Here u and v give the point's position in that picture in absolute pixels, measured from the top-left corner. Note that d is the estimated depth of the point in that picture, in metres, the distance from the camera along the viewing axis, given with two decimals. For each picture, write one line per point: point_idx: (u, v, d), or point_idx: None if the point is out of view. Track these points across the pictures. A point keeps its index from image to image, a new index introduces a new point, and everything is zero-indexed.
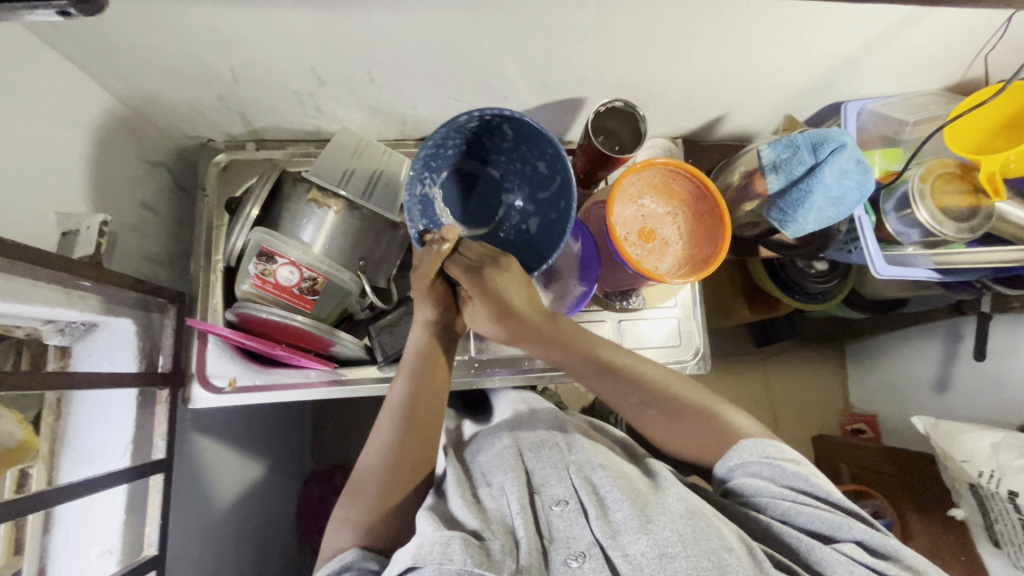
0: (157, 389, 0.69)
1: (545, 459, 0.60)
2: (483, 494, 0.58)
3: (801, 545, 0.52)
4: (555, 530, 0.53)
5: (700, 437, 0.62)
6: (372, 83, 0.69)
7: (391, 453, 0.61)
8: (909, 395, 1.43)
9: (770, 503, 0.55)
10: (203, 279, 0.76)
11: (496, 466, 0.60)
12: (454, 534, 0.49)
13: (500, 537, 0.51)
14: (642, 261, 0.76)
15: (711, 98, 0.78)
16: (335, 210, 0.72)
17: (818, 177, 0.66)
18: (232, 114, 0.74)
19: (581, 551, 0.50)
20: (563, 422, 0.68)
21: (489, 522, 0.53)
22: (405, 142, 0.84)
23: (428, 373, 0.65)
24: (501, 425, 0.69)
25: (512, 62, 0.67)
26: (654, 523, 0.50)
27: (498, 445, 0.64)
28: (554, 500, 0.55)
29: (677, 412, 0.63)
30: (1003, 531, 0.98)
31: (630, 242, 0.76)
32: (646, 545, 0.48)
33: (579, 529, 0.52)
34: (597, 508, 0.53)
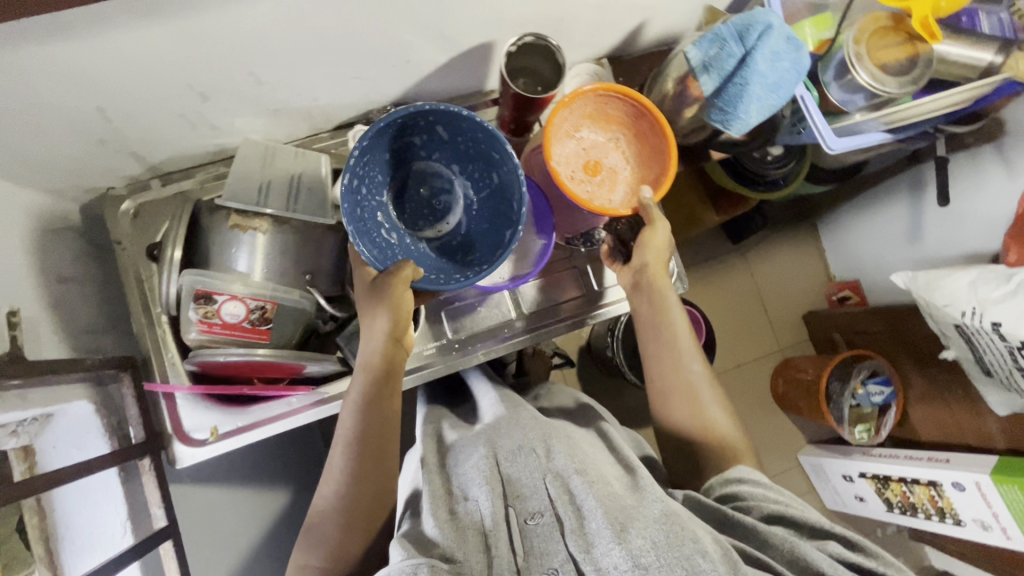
0: (139, 460, 0.67)
1: (522, 466, 0.60)
2: (460, 508, 0.58)
3: (785, 542, 0.53)
4: (532, 544, 0.54)
5: (678, 408, 0.74)
6: (259, 84, 0.62)
7: (350, 485, 0.63)
8: (886, 254, 1.45)
9: (756, 505, 0.60)
10: (151, 336, 0.71)
11: (472, 479, 0.60)
12: (420, 562, 0.47)
13: (473, 553, 0.52)
14: (595, 197, 0.72)
15: (626, 7, 0.72)
16: (263, 229, 0.67)
17: (751, 66, 0.62)
18: (120, 155, 0.67)
19: (553, 568, 0.51)
20: (541, 422, 0.67)
21: (463, 541, 0.53)
22: (320, 136, 0.77)
23: (382, 397, 0.66)
24: (479, 431, 0.68)
25: (403, 22, 0.61)
26: (627, 530, 0.49)
27: (474, 455, 0.63)
28: (530, 513, 0.56)
29: (671, 386, 0.74)
30: (994, 359, 1.02)
31: (580, 180, 0.71)
32: (619, 557, 0.48)
33: (554, 544, 0.52)
34: (573, 520, 0.53)
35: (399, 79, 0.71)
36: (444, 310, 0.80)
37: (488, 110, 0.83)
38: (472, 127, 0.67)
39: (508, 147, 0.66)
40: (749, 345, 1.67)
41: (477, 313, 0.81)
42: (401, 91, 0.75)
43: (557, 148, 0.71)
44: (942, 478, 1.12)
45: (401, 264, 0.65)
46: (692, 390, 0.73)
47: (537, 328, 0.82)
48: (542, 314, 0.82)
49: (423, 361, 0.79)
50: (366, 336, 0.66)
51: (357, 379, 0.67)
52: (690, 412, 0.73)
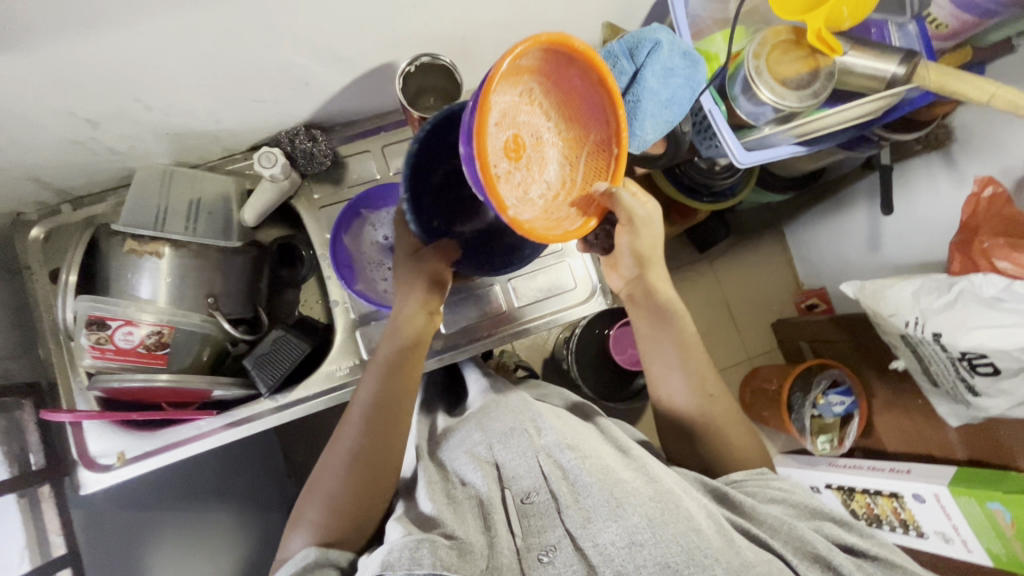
0: (38, 487, 0.67)
1: (513, 449, 0.62)
2: (458, 491, 0.61)
3: (780, 522, 0.55)
4: (530, 523, 0.55)
5: (687, 392, 0.71)
6: (149, 109, 0.62)
7: (362, 449, 0.61)
8: (847, 261, 1.44)
9: (758, 488, 0.61)
10: (60, 361, 0.72)
11: (467, 464, 0.62)
12: (422, 538, 0.50)
13: (473, 535, 0.54)
14: (532, 184, 0.55)
15: (530, 25, 0.73)
16: (164, 253, 0.67)
17: (642, 82, 0.62)
18: (22, 181, 0.67)
19: (552, 544, 0.53)
20: (527, 401, 0.68)
21: (462, 523, 0.55)
22: (234, 157, 0.77)
23: (405, 369, 0.66)
24: (473, 417, 0.70)
25: (290, 48, 0.61)
26: (624, 508, 0.51)
27: (470, 440, 0.65)
28: (524, 492, 0.58)
29: (678, 369, 0.71)
30: (939, 370, 0.99)
31: (509, 173, 0.52)
32: (615, 533, 0.50)
33: (551, 521, 0.54)
34: (569, 495, 0.55)
35: (304, 100, 0.71)
36: (360, 329, 0.77)
37: (406, 128, 0.83)
38: None
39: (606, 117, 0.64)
40: (716, 353, 1.66)
41: None
42: (310, 112, 0.75)
43: (487, 142, 0.49)
44: (900, 488, 0.99)
45: (446, 244, 0.70)
46: (698, 371, 0.71)
47: (455, 347, 0.82)
48: (461, 333, 0.82)
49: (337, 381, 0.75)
50: (403, 302, 0.68)
51: (384, 346, 0.67)
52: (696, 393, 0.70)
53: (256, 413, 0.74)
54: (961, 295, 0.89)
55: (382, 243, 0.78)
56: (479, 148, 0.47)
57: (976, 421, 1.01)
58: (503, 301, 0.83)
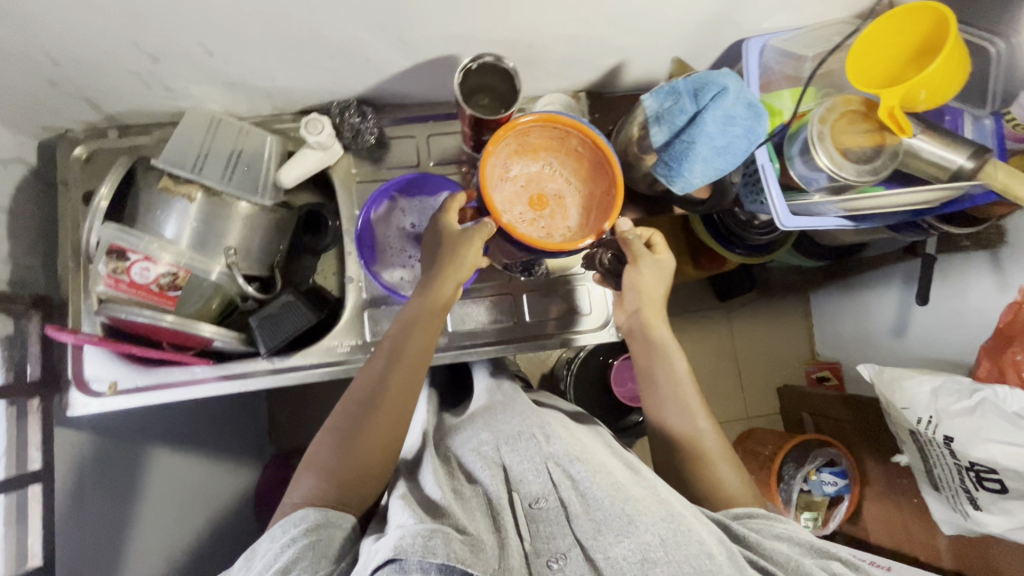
0: (29, 399, 0.67)
1: (522, 452, 0.61)
2: (466, 490, 0.60)
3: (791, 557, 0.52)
4: (539, 531, 0.53)
5: (672, 414, 0.71)
6: (212, 56, 0.63)
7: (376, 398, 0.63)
8: (869, 342, 1.40)
9: (765, 527, 0.58)
10: (75, 279, 0.73)
11: (478, 465, 0.62)
12: (436, 529, 0.49)
13: (484, 529, 0.54)
14: (551, 230, 0.71)
15: (599, 44, 0.72)
16: (197, 199, 0.68)
17: (700, 125, 0.60)
18: (75, 99, 0.68)
19: (562, 552, 0.51)
20: (542, 412, 0.67)
21: (473, 522, 0.54)
22: (282, 117, 0.77)
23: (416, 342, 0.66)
24: (481, 416, 0.70)
25: (359, 23, 0.61)
26: (635, 525, 0.49)
27: (478, 441, 0.65)
28: (533, 498, 0.56)
29: (665, 391, 0.71)
30: (943, 475, 0.96)
31: (531, 218, 0.70)
32: (628, 548, 0.48)
33: (559, 528, 0.53)
34: (579, 505, 0.53)
35: (361, 76, 0.71)
36: (368, 310, 0.77)
37: (456, 122, 0.83)
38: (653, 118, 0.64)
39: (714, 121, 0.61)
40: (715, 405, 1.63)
41: None
42: (366, 88, 0.75)
43: (495, 199, 0.69)
44: None
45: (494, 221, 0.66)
46: (687, 399, 0.70)
47: (458, 348, 0.80)
48: (466, 334, 0.81)
49: (335, 358, 0.75)
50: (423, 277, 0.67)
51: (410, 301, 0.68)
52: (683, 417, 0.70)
53: (251, 371, 0.74)
54: (982, 403, 0.86)
55: (407, 230, 0.77)
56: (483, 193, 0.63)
57: (972, 535, 0.97)
58: (516, 313, 0.82)
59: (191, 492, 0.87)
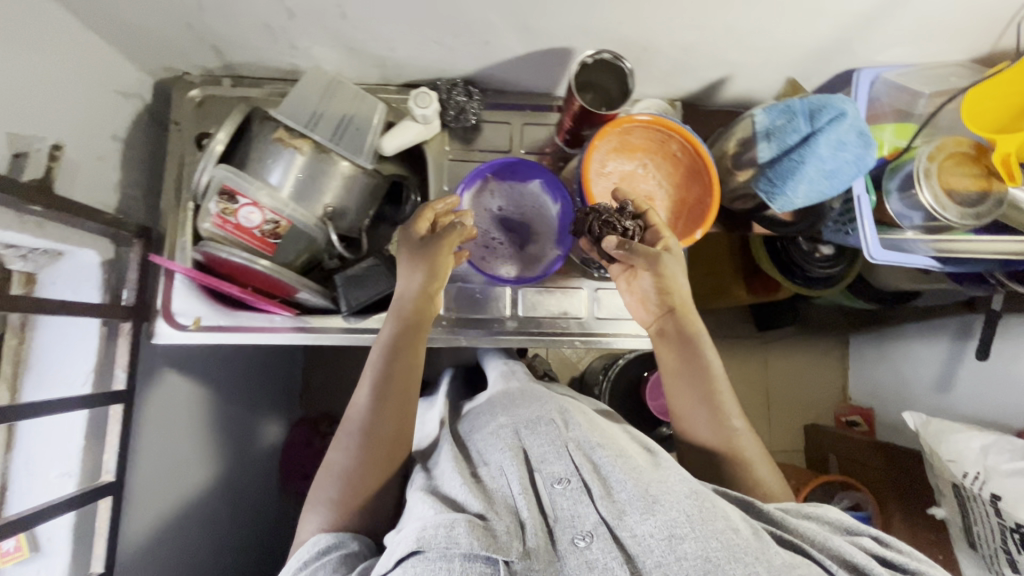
0: (120, 322, 0.70)
1: (543, 436, 0.60)
2: (481, 473, 0.59)
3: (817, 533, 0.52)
4: (559, 509, 0.53)
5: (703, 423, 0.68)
6: (344, 19, 0.65)
7: (376, 421, 0.63)
8: (908, 392, 1.38)
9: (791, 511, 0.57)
10: (174, 216, 0.76)
11: (493, 445, 0.61)
12: (457, 518, 0.50)
13: (505, 516, 0.51)
14: None
15: (711, 55, 0.73)
16: (303, 151, 0.69)
17: (812, 146, 0.61)
18: (204, 45, 0.71)
19: (588, 531, 0.50)
20: (558, 397, 0.68)
21: (493, 504, 0.53)
22: (387, 88, 0.80)
23: (408, 347, 0.67)
24: (496, 401, 0.71)
25: (493, 3, 0.62)
26: (659, 503, 0.49)
27: (493, 423, 0.65)
28: (554, 478, 0.55)
29: (695, 392, 0.68)
30: (982, 533, 0.95)
31: None
32: (654, 526, 0.48)
33: (584, 507, 0.52)
34: (601, 487, 0.53)
35: (475, 57, 0.73)
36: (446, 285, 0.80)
37: (551, 115, 0.84)
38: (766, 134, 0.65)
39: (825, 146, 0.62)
40: None
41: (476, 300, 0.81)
42: (474, 70, 0.77)
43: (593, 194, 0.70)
44: None
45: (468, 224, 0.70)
46: (716, 397, 0.68)
47: (526, 333, 0.81)
48: (534, 322, 0.81)
49: None
50: (405, 283, 0.69)
51: (388, 322, 0.68)
52: (712, 416, 0.67)
53: (327, 327, 0.76)
54: None
55: (494, 213, 0.78)
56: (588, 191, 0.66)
57: None
58: (585, 307, 0.82)
59: (208, 453, 0.89)
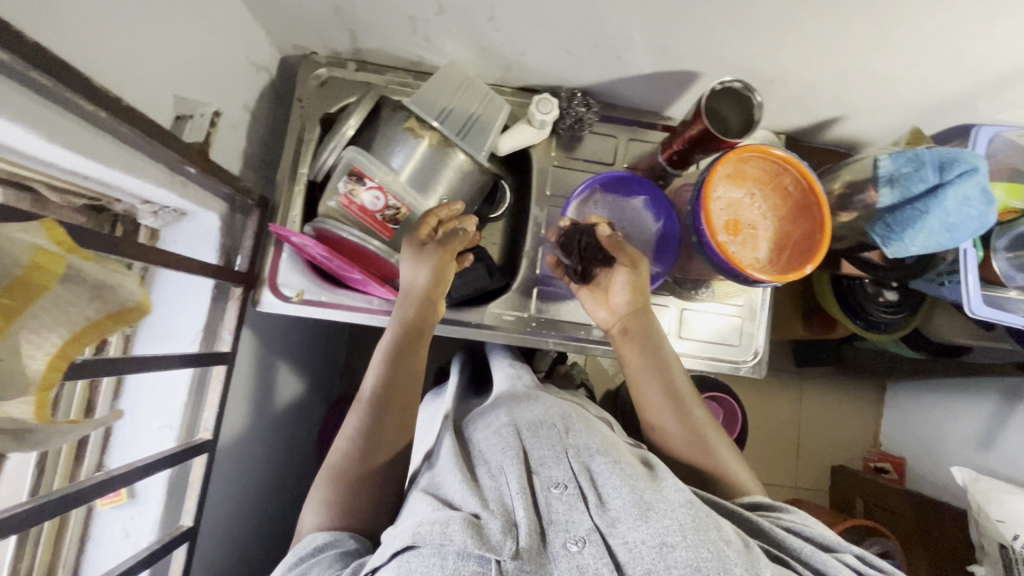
0: (232, 287, 0.72)
1: (543, 439, 0.60)
2: (481, 473, 0.58)
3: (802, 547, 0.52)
4: (554, 513, 0.52)
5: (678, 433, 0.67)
6: (490, 21, 0.67)
7: (375, 422, 0.62)
8: (944, 445, 1.37)
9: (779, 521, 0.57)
10: (287, 189, 0.78)
11: (495, 445, 0.60)
12: (454, 516, 0.50)
13: (498, 517, 0.51)
14: (738, 256, 0.71)
15: (833, 95, 0.74)
16: (428, 142, 0.71)
17: (940, 198, 0.62)
18: (342, 29, 0.73)
19: (581, 536, 0.50)
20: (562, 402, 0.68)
21: (487, 502, 0.53)
22: (502, 90, 0.82)
23: (406, 349, 0.66)
24: (500, 401, 0.70)
25: (640, 21, 0.64)
26: (653, 511, 0.50)
27: (497, 422, 0.65)
28: (552, 482, 0.55)
29: (669, 403, 0.68)
30: None
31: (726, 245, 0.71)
32: (645, 533, 0.48)
33: (578, 513, 0.52)
34: (594, 497, 0.53)
35: (600, 70, 0.75)
36: (537, 287, 0.82)
37: (655, 133, 0.85)
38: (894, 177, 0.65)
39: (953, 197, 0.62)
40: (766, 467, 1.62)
41: (566, 304, 0.82)
42: (593, 82, 0.78)
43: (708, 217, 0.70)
44: None
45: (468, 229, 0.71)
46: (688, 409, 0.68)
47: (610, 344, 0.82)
48: None
49: (496, 322, 0.80)
50: (411, 275, 0.68)
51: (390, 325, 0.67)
52: (686, 425, 0.67)
53: None
54: None
55: (595, 223, 0.79)
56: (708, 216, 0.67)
57: None
58: (667, 325, 0.84)
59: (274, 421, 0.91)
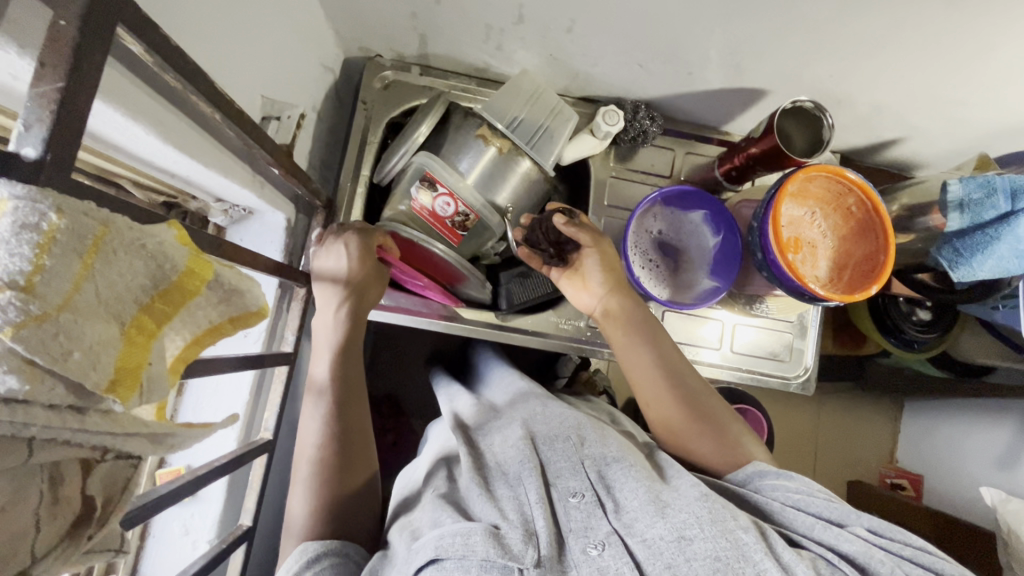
0: (296, 287, 0.70)
1: (559, 451, 0.60)
2: (498, 491, 0.57)
3: (809, 524, 0.51)
4: (572, 521, 0.52)
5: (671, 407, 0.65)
6: (568, 32, 0.67)
7: (331, 422, 0.60)
8: (966, 465, 1.37)
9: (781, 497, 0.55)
10: (349, 191, 0.78)
11: (513, 456, 0.60)
12: (476, 526, 0.49)
13: (517, 527, 0.51)
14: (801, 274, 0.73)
15: (898, 117, 0.74)
16: (499, 149, 0.71)
17: (1012, 226, 0.62)
18: (414, 34, 0.73)
19: (601, 540, 0.50)
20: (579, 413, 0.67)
21: (507, 513, 0.53)
22: (564, 98, 0.82)
23: (353, 343, 0.63)
24: (517, 416, 0.69)
25: (719, 39, 0.64)
26: (670, 508, 0.51)
27: (514, 434, 0.64)
28: (570, 492, 0.55)
29: (671, 389, 0.65)
30: None
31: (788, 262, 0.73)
32: (664, 528, 0.49)
33: (596, 519, 0.52)
34: (611, 503, 0.54)
35: (668, 84, 0.75)
36: None
37: (713, 147, 0.86)
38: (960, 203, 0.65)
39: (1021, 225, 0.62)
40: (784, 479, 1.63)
41: None
42: (657, 95, 0.79)
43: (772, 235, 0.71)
44: None
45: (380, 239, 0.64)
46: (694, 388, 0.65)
47: None
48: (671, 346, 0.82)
49: (552, 330, 0.79)
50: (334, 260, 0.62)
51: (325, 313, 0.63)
52: (676, 397, 0.64)
53: (479, 321, 0.78)
54: None
55: (653, 235, 0.80)
56: (776, 236, 0.67)
57: None
58: (719, 338, 0.84)
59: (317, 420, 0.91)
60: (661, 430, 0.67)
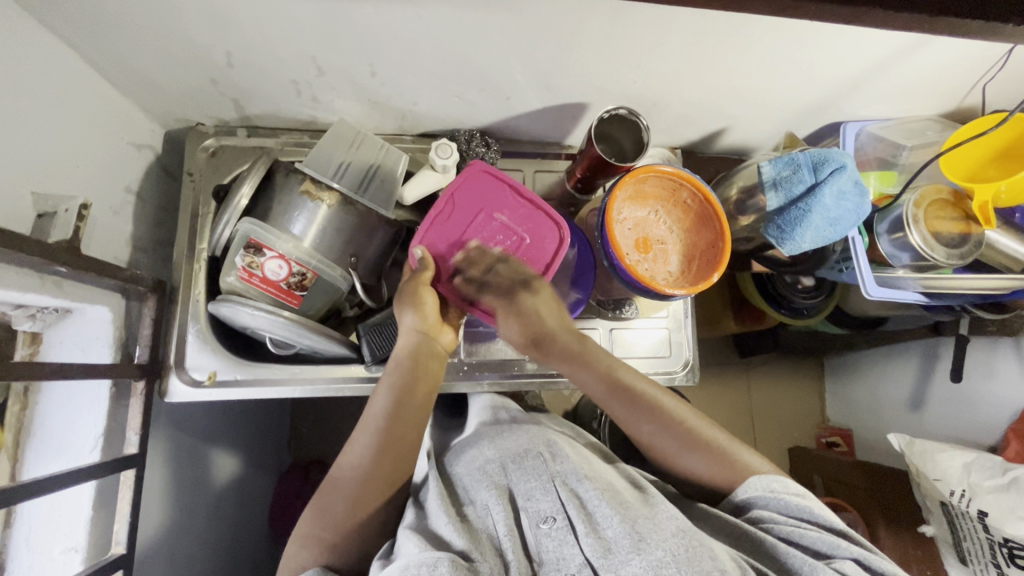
0: (134, 381, 0.66)
1: (529, 470, 0.60)
2: (469, 512, 0.58)
3: (802, 564, 0.52)
4: (544, 551, 0.54)
5: (672, 445, 0.65)
6: (374, 76, 0.67)
7: (374, 451, 0.61)
8: (882, 413, 1.39)
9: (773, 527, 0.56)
10: (187, 268, 0.74)
11: (478, 482, 0.60)
12: (442, 557, 0.49)
13: (489, 558, 0.52)
14: (652, 274, 0.74)
15: (714, 110, 0.78)
16: (328, 203, 0.70)
17: (818, 197, 0.66)
18: (224, 99, 0.71)
19: (572, 573, 0.51)
20: (543, 429, 0.67)
21: (478, 543, 0.54)
22: (402, 138, 0.82)
23: (410, 385, 0.64)
24: (480, 431, 0.69)
25: (519, 62, 0.65)
26: (646, 542, 0.51)
27: (481, 458, 0.63)
28: (541, 517, 0.56)
29: (648, 417, 0.65)
30: (971, 548, 0.93)
31: (637, 263, 0.74)
32: (640, 566, 0.49)
33: (569, 549, 0.53)
34: (585, 524, 0.54)
35: (493, 110, 0.76)
36: (465, 330, 0.81)
37: (560, 162, 0.87)
38: (783, 179, 0.69)
39: (830, 194, 0.66)
40: None
41: (494, 343, 0.81)
42: (490, 122, 0.80)
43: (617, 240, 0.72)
44: None
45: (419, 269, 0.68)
46: (661, 409, 0.66)
47: (545, 375, 0.82)
48: (554, 363, 0.82)
49: None
50: (405, 326, 0.67)
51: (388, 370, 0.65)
52: (674, 434, 0.65)
53: (346, 377, 0.76)
54: (1016, 481, 0.90)
55: None
56: (611, 239, 0.69)
57: None
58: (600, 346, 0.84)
59: (199, 513, 0.85)
60: (654, 457, 0.67)
